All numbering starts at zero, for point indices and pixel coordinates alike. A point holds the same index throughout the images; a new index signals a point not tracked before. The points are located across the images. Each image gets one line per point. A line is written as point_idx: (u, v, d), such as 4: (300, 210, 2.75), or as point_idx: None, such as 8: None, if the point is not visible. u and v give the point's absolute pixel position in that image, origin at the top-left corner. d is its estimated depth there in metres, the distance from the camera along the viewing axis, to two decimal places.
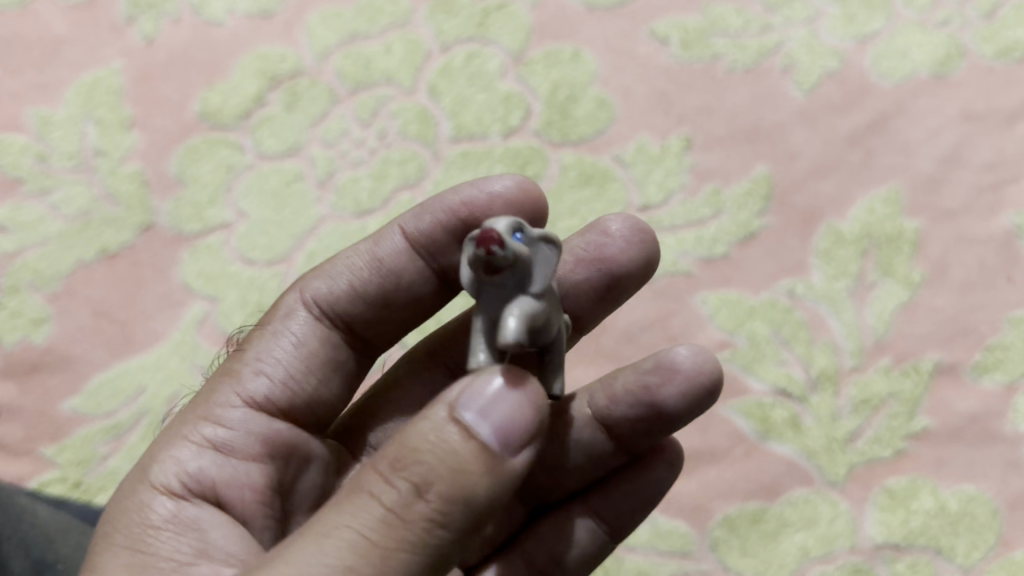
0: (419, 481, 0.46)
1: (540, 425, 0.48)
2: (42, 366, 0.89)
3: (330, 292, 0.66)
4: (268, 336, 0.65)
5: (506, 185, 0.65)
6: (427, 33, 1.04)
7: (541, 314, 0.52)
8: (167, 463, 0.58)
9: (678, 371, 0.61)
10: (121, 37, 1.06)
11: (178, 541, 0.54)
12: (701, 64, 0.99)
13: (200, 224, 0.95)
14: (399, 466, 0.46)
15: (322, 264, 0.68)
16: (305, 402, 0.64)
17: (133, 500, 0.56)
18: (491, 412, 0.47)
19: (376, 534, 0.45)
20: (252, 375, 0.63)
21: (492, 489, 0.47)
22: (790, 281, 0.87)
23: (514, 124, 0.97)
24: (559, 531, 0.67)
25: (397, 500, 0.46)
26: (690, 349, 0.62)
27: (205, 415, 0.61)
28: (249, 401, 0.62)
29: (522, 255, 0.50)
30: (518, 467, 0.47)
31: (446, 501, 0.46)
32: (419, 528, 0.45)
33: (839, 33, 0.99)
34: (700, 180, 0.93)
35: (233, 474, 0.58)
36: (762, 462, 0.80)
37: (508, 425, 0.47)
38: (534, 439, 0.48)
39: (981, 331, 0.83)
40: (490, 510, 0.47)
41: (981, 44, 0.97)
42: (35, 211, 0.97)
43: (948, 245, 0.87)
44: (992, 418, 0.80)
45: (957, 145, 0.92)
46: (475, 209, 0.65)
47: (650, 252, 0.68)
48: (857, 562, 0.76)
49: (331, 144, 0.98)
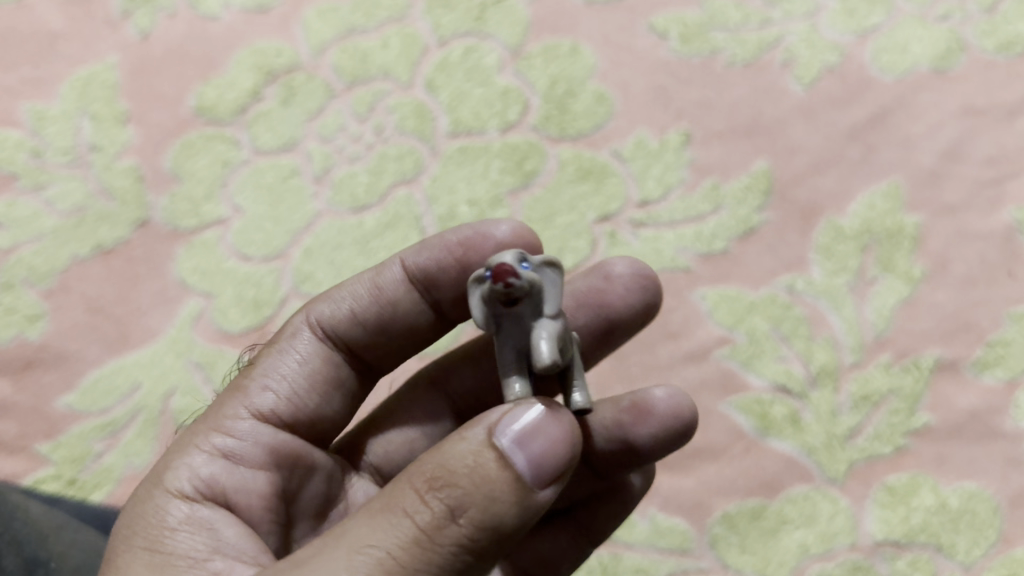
0: (453, 504, 0.44)
1: (572, 462, 0.47)
2: (36, 363, 0.88)
3: (333, 317, 0.65)
4: (274, 354, 0.64)
5: (505, 231, 0.65)
6: (425, 27, 1.03)
7: (563, 332, 0.52)
8: (179, 468, 0.57)
9: (651, 411, 0.63)
10: (117, 32, 1.06)
11: (194, 540, 0.53)
12: (700, 59, 0.98)
13: (196, 220, 0.95)
14: (436, 488, 0.44)
15: (326, 289, 0.67)
16: (307, 417, 0.63)
17: (148, 504, 0.55)
18: (530, 443, 0.45)
19: (406, 552, 0.43)
20: (259, 390, 0.62)
21: (523, 515, 0.45)
22: (790, 276, 0.87)
23: (512, 118, 0.97)
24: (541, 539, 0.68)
25: (429, 522, 0.43)
26: (667, 391, 0.64)
27: (214, 425, 0.60)
28: (256, 414, 0.61)
29: (534, 283, 0.51)
30: (546, 503, 0.46)
31: (478, 527, 0.44)
32: (446, 552, 0.43)
33: (839, 27, 0.98)
34: (699, 175, 0.92)
35: (241, 480, 0.58)
36: (762, 459, 0.80)
37: (544, 459, 0.45)
38: (564, 476, 0.47)
39: (982, 327, 0.83)
40: (516, 535, 0.46)
41: (982, 38, 0.96)
42: (30, 207, 0.96)
43: (949, 240, 0.87)
44: (993, 414, 0.79)
45: (958, 139, 0.91)
46: (474, 249, 0.65)
47: (649, 297, 0.68)
48: (857, 559, 0.76)
49: (327, 139, 0.98)
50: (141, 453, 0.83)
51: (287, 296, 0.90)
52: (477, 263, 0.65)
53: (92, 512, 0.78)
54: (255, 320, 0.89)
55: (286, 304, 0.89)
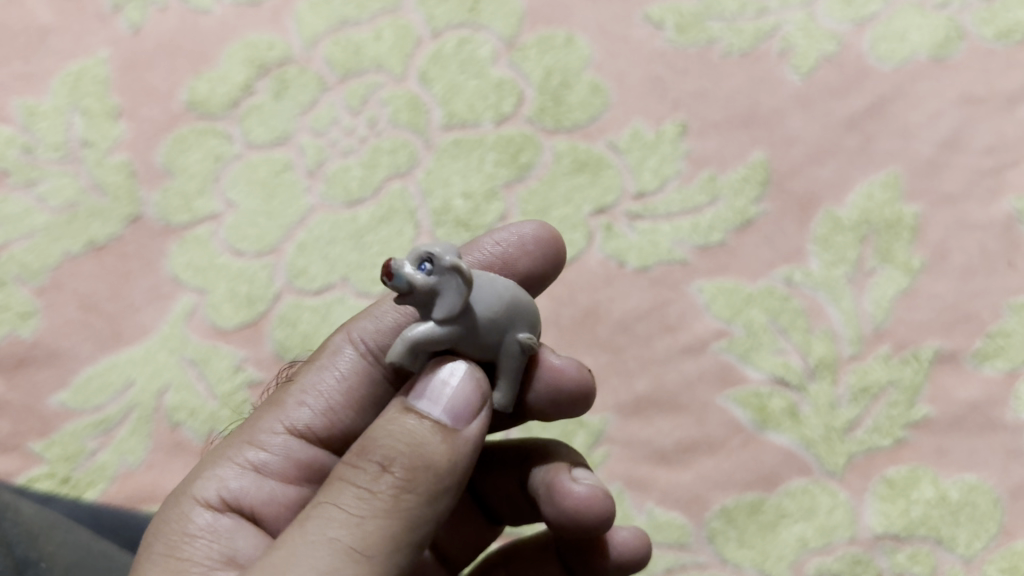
0: (384, 458, 0.44)
1: (484, 399, 0.48)
2: (30, 361, 0.88)
3: (377, 330, 0.62)
4: (316, 368, 0.63)
5: (534, 227, 0.66)
6: (418, 19, 1.02)
7: (440, 338, 0.47)
8: (208, 479, 0.57)
9: (567, 495, 0.59)
10: (107, 26, 1.04)
11: (211, 549, 0.53)
12: (697, 48, 0.97)
13: (189, 216, 0.94)
14: (368, 448, 0.45)
15: (368, 307, 0.65)
16: (342, 434, 0.61)
17: (174, 510, 0.55)
18: (440, 393, 0.47)
19: (351, 508, 0.43)
20: (296, 405, 0.61)
21: (454, 450, 0.46)
22: (788, 268, 0.86)
23: (507, 111, 0.96)
24: (532, 557, 0.70)
25: (365, 479, 0.44)
26: (587, 489, 0.59)
27: (249, 439, 0.60)
28: (291, 429, 0.60)
29: (419, 287, 0.46)
30: (472, 440, 0.47)
31: (412, 470, 0.44)
32: (388, 498, 0.44)
33: (837, 16, 0.97)
34: (696, 166, 0.91)
35: (270, 494, 0.57)
36: (759, 452, 0.79)
37: (456, 402, 0.46)
38: (482, 412, 0.47)
39: (983, 318, 0.82)
40: (459, 480, 0.46)
41: (981, 27, 0.95)
42: (21, 203, 0.95)
43: (948, 230, 0.86)
44: (993, 405, 0.78)
45: (956, 129, 0.90)
46: (512, 250, 0.64)
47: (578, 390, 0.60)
48: (857, 553, 0.75)
49: (321, 132, 0.97)
50: (135, 450, 0.83)
51: (281, 292, 0.89)
52: (519, 261, 0.64)
53: (85, 510, 0.78)
54: (247, 316, 0.88)
55: (280, 299, 0.89)
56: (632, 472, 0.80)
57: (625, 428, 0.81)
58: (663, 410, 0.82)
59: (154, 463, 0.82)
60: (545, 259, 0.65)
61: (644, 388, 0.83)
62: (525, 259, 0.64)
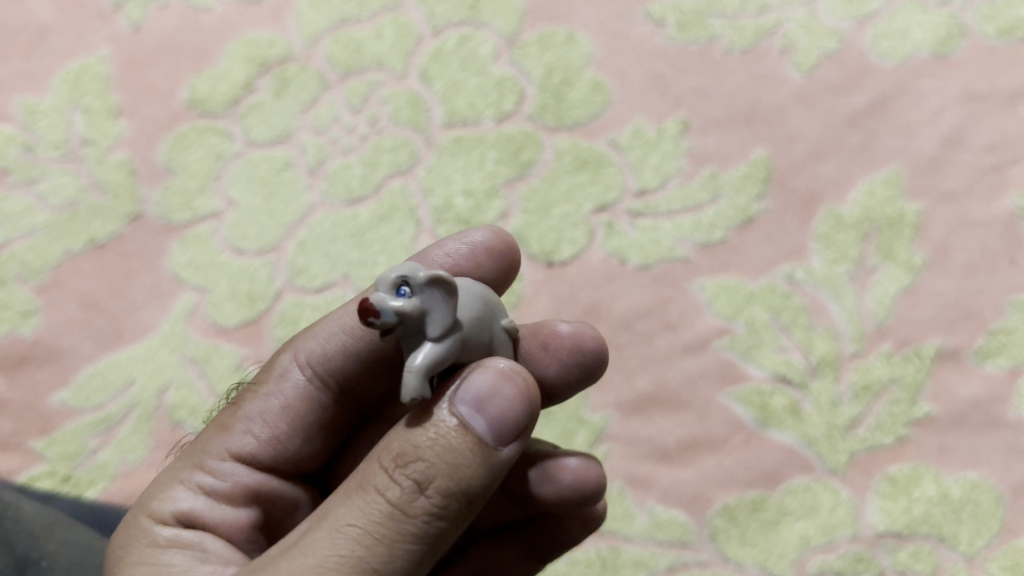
0: (420, 478, 0.45)
1: (531, 416, 0.47)
2: (30, 359, 0.88)
3: (323, 353, 0.62)
4: (259, 395, 0.62)
5: (483, 235, 0.65)
6: (418, 17, 1.01)
7: (446, 355, 0.46)
8: (168, 498, 0.57)
9: (568, 469, 0.62)
10: (108, 24, 1.04)
11: (185, 554, 0.54)
12: (698, 46, 0.97)
13: (190, 214, 0.94)
14: (406, 460, 0.45)
15: (312, 322, 0.63)
16: (289, 459, 0.62)
17: (135, 527, 0.55)
18: (487, 406, 0.46)
19: (380, 528, 0.44)
20: (240, 433, 0.61)
21: (491, 472, 0.46)
22: (790, 265, 0.86)
23: (508, 108, 0.96)
24: (485, 546, 0.69)
25: (399, 496, 0.45)
26: (580, 459, 0.63)
27: (198, 463, 0.60)
28: (237, 456, 0.60)
29: (408, 313, 0.44)
30: (509, 459, 0.46)
31: (446, 495, 0.45)
32: (420, 522, 0.45)
33: (838, 13, 0.96)
34: (698, 164, 0.91)
35: (224, 513, 0.58)
36: (761, 450, 0.79)
37: (503, 419, 0.46)
38: (527, 429, 0.47)
39: (985, 315, 0.82)
40: (489, 494, 0.47)
41: (983, 23, 0.94)
42: (22, 201, 0.95)
43: (950, 227, 0.86)
44: (995, 403, 0.78)
45: (958, 126, 0.90)
46: (462, 262, 0.64)
47: (591, 361, 0.63)
48: (858, 551, 0.75)
49: (322, 130, 0.97)
50: (135, 449, 0.83)
51: (281, 290, 0.89)
52: (471, 273, 0.64)
53: (87, 509, 0.78)
54: (247, 315, 0.88)
55: (281, 298, 0.89)
56: (634, 470, 0.80)
57: (626, 426, 0.81)
58: (664, 409, 0.82)
59: (154, 462, 0.82)
60: (498, 267, 0.65)
61: (645, 386, 0.82)
62: (478, 271, 0.64)
